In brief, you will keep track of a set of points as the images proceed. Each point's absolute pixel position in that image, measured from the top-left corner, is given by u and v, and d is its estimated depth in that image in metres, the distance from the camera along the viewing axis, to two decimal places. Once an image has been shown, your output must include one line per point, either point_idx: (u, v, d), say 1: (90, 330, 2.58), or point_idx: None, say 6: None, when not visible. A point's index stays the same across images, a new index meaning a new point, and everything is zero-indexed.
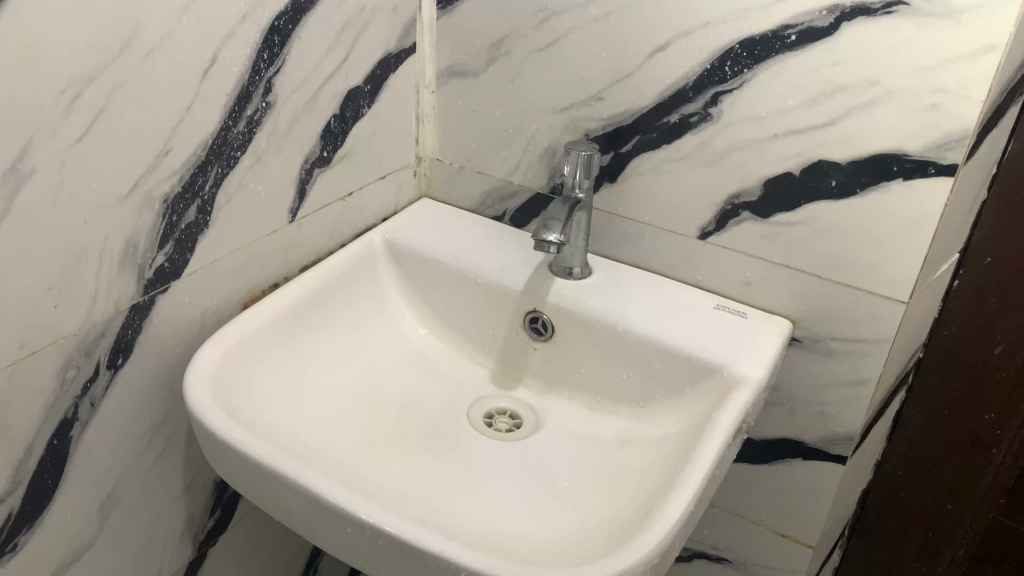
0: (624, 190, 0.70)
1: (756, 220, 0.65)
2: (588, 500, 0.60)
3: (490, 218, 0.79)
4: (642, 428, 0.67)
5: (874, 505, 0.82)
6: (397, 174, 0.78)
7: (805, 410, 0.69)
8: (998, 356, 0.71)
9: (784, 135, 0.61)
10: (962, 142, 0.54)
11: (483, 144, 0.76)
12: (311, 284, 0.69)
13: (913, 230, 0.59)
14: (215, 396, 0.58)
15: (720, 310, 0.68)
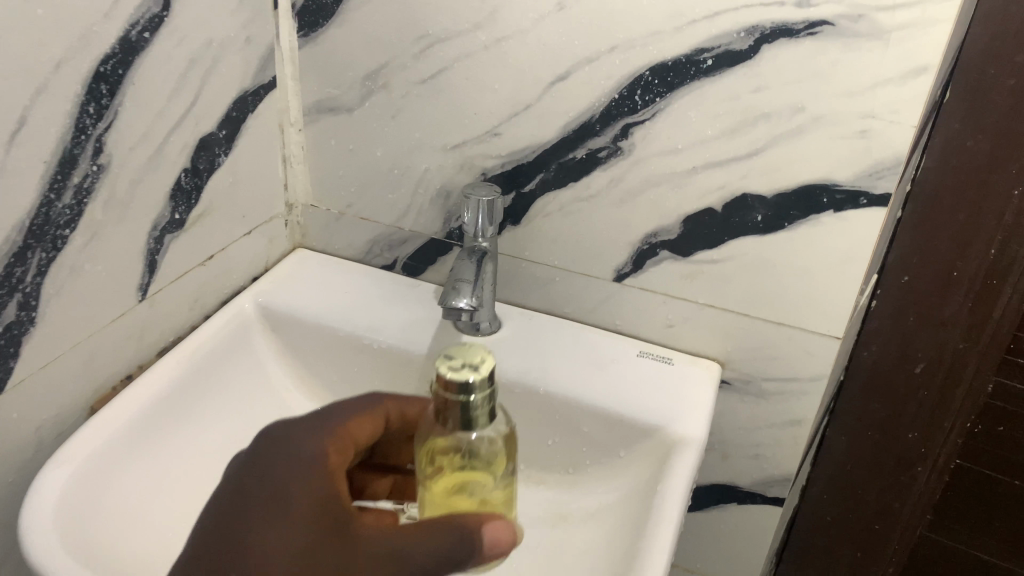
0: (530, 232, 0.63)
1: (676, 259, 0.59)
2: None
3: (379, 267, 0.71)
4: (573, 498, 0.60)
5: (802, 531, 0.79)
6: (265, 226, 0.68)
7: (738, 454, 0.65)
8: (920, 375, 0.68)
9: (704, 168, 0.55)
10: (896, 169, 0.50)
11: (364, 186, 0.67)
12: (177, 372, 0.58)
13: (846, 264, 0.55)
14: (60, 522, 0.47)
15: (644, 357, 0.62)
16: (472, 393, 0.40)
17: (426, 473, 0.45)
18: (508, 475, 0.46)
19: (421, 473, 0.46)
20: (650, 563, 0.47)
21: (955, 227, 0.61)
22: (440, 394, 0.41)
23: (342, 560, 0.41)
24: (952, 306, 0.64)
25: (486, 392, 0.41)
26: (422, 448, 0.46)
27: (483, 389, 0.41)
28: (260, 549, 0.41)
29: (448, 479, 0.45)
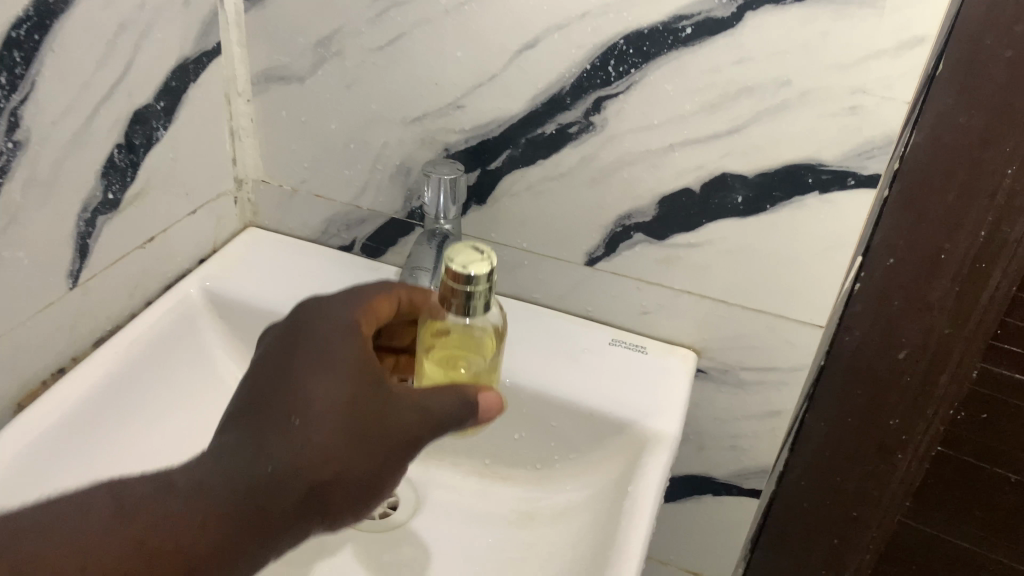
0: (496, 212, 0.59)
1: (651, 242, 0.55)
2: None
3: (336, 248, 0.67)
4: (541, 496, 0.57)
5: (777, 518, 0.77)
6: (212, 205, 0.63)
7: (714, 445, 0.62)
8: (903, 360, 0.65)
9: (680, 146, 0.51)
10: (886, 149, 0.47)
11: (318, 161, 0.62)
12: (122, 359, 0.54)
13: (830, 250, 0.51)
14: (42, 477, 0.48)
15: (616, 345, 0.59)
16: (475, 286, 0.41)
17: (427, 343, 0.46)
18: (498, 368, 0.47)
19: (420, 344, 0.47)
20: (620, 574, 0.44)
21: (944, 207, 0.58)
22: (448, 285, 0.41)
23: (388, 403, 0.40)
24: (939, 290, 0.61)
25: (486, 285, 0.41)
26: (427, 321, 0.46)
27: (485, 284, 0.41)
28: (308, 401, 0.39)
29: (447, 354, 0.46)
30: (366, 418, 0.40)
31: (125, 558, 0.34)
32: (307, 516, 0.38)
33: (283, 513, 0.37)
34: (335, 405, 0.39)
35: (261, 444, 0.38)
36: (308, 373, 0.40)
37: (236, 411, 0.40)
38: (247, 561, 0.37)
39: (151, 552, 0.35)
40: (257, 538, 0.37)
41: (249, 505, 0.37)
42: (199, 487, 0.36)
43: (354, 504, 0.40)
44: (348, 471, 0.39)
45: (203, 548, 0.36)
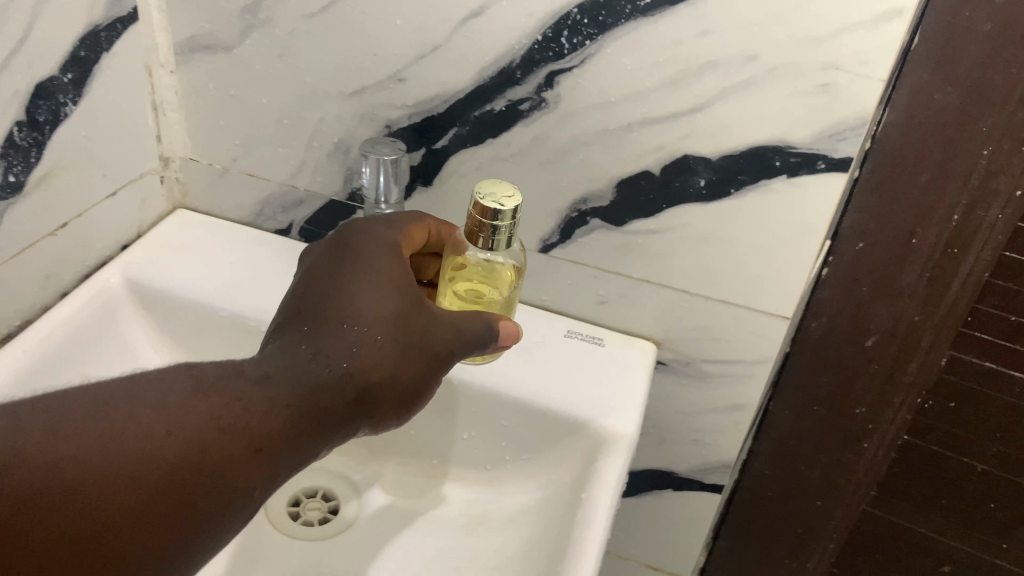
0: (443, 195, 0.55)
1: (609, 229, 0.52)
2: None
3: (273, 231, 0.62)
4: (491, 499, 0.54)
5: (740, 508, 0.75)
6: (136, 185, 0.58)
7: (675, 440, 0.59)
8: (871, 348, 0.62)
9: (640, 125, 0.47)
10: (859, 130, 0.43)
11: (251, 138, 0.58)
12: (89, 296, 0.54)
13: (798, 237, 0.48)
14: None
15: (572, 338, 0.56)
16: (502, 222, 0.44)
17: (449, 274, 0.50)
18: (517, 298, 0.52)
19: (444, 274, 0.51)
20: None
21: (916, 189, 0.54)
22: (476, 219, 0.45)
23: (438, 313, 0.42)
24: (909, 276, 0.58)
25: (510, 220, 0.44)
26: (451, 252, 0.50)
27: (510, 219, 0.44)
28: (359, 307, 0.40)
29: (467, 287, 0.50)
30: (413, 326, 0.41)
31: (204, 431, 0.33)
32: (358, 416, 0.39)
33: (340, 407, 0.38)
34: (384, 312, 0.41)
35: (319, 341, 0.39)
36: (355, 285, 0.41)
37: (283, 322, 0.41)
38: (307, 452, 0.37)
39: (227, 429, 0.34)
40: (318, 427, 0.37)
41: (312, 393, 0.37)
42: (265, 375, 0.37)
43: (398, 408, 0.41)
44: (398, 372, 0.40)
45: (274, 429, 0.35)
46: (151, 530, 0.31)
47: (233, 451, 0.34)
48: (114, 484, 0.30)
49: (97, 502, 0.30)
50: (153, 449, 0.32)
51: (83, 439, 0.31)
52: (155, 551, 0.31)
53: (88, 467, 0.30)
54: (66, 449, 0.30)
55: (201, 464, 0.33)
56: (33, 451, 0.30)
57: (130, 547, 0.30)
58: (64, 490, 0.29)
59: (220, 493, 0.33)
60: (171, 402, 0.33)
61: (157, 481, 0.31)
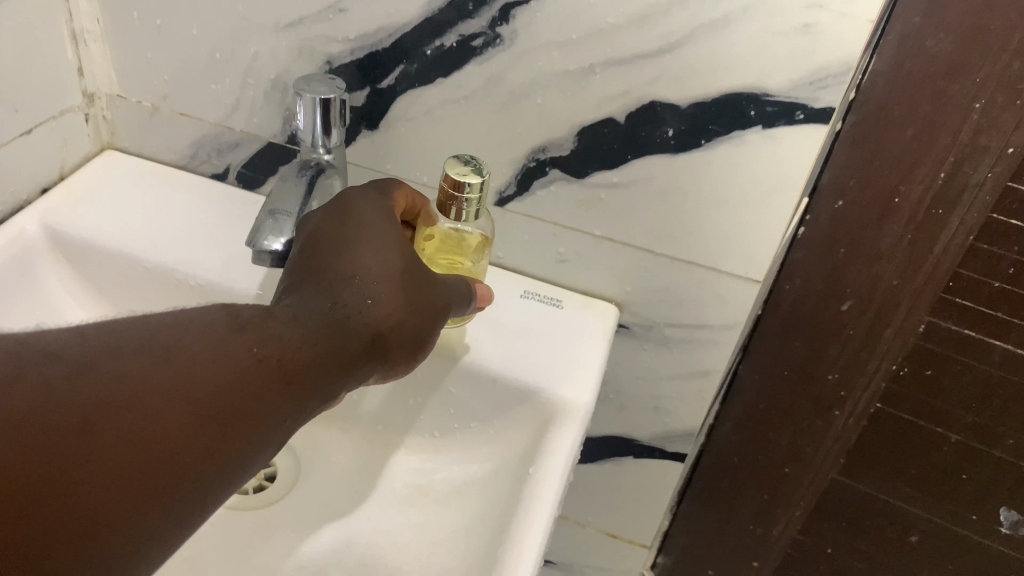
0: (389, 140, 0.50)
1: (568, 181, 0.48)
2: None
3: (209, 176, 0.57)
4: (437, 468, 0.51)
5: (704, 473, 0.72)
6: (56, 123, 0.53)
7: (636, 406, 0.56)
8: (847, 313, 0.59)
9: (604, 67, 0.43)
10: (843, 77, 0.39)
11: (181, 73, 0.52)
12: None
13: (771, 194, 0.44)
14: None
15: (528, 298, 0.52)
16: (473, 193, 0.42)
17: (420, 248, 0.48)
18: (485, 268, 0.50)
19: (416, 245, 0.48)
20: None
21: (902, 145, 0.50)
22: (446, 191, 0.42)
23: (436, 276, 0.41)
24: (890, 239, 0.55)
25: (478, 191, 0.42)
26: (422, 224, 0.47)
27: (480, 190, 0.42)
28: (367, 259, 0.38)
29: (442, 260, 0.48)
30: (419, 279, 0.39)
31: (239, 358, 0.31)
32: (369, 364, 0.36)
33: (356, 351, 0.35)
34: (394, 263, 0.39)
35: (331, 291, 0.36)
36: (360, 235, 0.39)
37: (289, 279, 0.38)
38: (329, 393, 0.34)
39: (261, 357, 0.32)
40: (339, 368, 0.34)
41: (334, 336, 0.34)
42: (291, 317, 0.34)
43: (406, 359, 0.38)
44: (410, 321, 0.38)
45: (305, 363, 0.33)
46: (195, 454, 0.28)
47: (266, 381, 0.31)
48: (164, 404, 0.28)
49: (147, 420, 0.27)
50: (199, 374, 0.30)
51: (132, 360, 0.29)
52: (203, 474, 0.28)
53: (138, 387, 0.28)
54: (116, 371, 0.28)
55: (242, 391, 0.30)
56: (85, 371, 0.28)
57: (174, 461, 0.28)
58: (113, 407, 0.27)
59: (258, 423, 0.31)
60: (210, 331, 0.31)
61: (203, 403, 0.29)
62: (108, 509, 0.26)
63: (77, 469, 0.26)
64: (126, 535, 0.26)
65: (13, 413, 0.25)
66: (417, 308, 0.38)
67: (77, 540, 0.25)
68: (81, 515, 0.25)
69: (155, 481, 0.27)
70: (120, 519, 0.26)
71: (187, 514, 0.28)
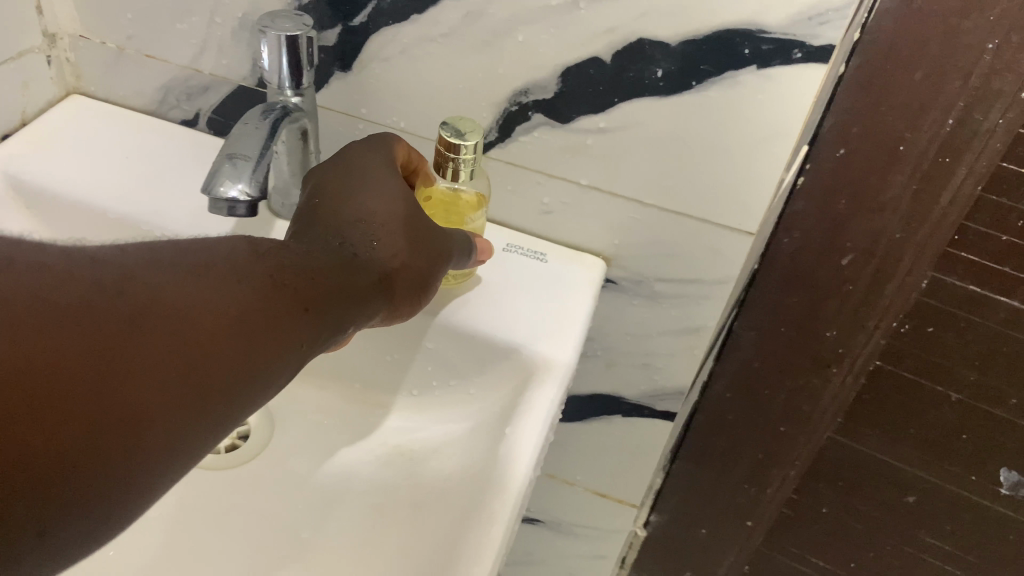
0: (364, 82, 0.47)
1: (552, 126, 0.45)
2: (329, 551, 0.43)
3: (179, 121, 0.55)
4: (416, 427, 0.49)
5: (698, 431, 0.71)
6: (15, 65, 0.50)
7: (625, 363, 0.54)
8: (848, 268, 0.57)
9: (588, 2, 0.40)
10: (845, 11, 0.36)
11: (144, 12, 0.49)
12: None
13: (766, 140, 0.41)
14: None
15: (511, 252, 0.49)
16: (464, 154, 0.41)
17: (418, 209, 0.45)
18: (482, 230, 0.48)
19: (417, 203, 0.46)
20: (474, 567, 0.35)
21: (909, 89, 0.47)
22: (439, 150, 0.41)
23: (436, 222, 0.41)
24: (894, 189, 0.52)
25: (472, 154, 0.41)
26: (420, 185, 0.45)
27: (474, 152, 0.41)
28: (370, 202, 0.38)
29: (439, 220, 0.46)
30: (421, 223, 0.39)
31: (268, 283, 0.30)
32: (380, 299, 0.36)
33: (369, 286, 0.35)
34: (398, 208, 0.39)
35: (338, 231, 0.36)
36: (366, 178, 0.39)
37: (300, 221, 0.38)
38: (341, 327, 0.34)
39: (287, 284, 0.31)
40: (354, 301, 0.34)
41: (347, 269, 0.35)
42: (306, 253, 0.34)
43: (411, 301, 0.39)
44: (415, 263, 0.38)
45: (322, 293, 0.32)
46: (231, 370, 0.27)
47: (293, 306, 0.31)
48: (207, 317, 0.27)
49: (194, 329, 0.26)
50: (230, 294, 0.28)
51: (168, 271, 0.27)
52: (230, 391, 0.27)
53: (177, 297, 0.26)
54: (155, 279, 0.26)
55: (271, 313, 0.29)
56: (127, 274, 0.25)
57: (213, 375, 0.26)
58: (165, 312, 0.26)
59: (282, 347, 0.29)
60: (236, 256, 0.30)
61: (234, 322, 0.28)
62: (145, 412, 0.24)
63: (132, 369, 0.24)
64: (162, 437, 0.25)
65: (62, 301, 0.23)
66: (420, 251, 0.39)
67: (116, 437, 0.23)
68: (121, 413, 0.23)
69: (195, 391, 0.26)
70: (161, 428, 0.25)
71: (215, 428, 0.26)
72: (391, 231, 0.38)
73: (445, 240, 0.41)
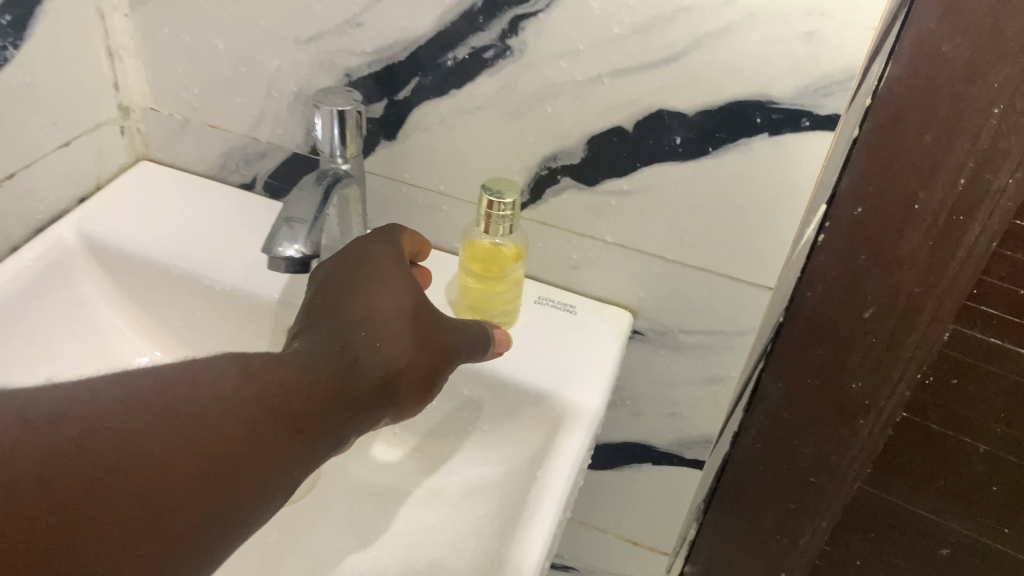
0: (407, 149, 0.51)
1: (580, 188, 0.48)
2: None
3: (237, 185, 0.59)
4: (452, 470, 0.52)
5: (729, 481, 0.72)
6: (92, 135, 0.56)
7: (652, 412, 0.57)
8: (870, 320, 0.59)
9: (611, 76, 0.43)
10: (847, 84, 0.39)
11: (209, 86, 0.54)
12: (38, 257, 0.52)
13: (781, 201, 0.44)
14: None
15: (543, 305, 0.53)
16: (505, 209, 0.44)
17: (468, 264, 0.48)
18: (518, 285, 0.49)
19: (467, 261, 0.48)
20: None
21: (920, 151, 0.50)
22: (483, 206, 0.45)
23: (439, 320, 0.41)
24: (910, 245, 0.54)
25: (512, 202, 0.44)
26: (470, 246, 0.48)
27: (515, 206, 0.44)
28: (377, 302, 0.38)
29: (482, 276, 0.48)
30: (424, 323, 0.40)
31: (251, 410, 0.31)
32: (381, 403, 0.36)
33: (367, 391, 0.35)
34: (405, 304, 0.39)
35: (343, 334, 0.37)
36: (373, 280, 0.39)
37: (305, 322, 0.39)
38: (335, 445, 0.34)
39: (272, 407, 0.32)
40: (349, 411, 0.34)
41: (344, 376, 0.35)
42: (299, 366, 0.34)
43: (419, 399, 0.38)
44: (422, 363, 0.38)
45: (309, 409, 0.33)
46: (203, 508, 0.28)
47: (276, 429, 0.31)
48: (175, 462, 0.28)
49: (161, 475, 0.27)
50: (213, 426, 0.30)
51: (141, 419, 0.28)
52: (206, 529, 0.28)
53: (143, 442, 0.27)
54: (125, 426, 0.28)
55: (252, 441, 0.30)
56: (95, 421, 0.27)
57: (181, 516, 0.27)
58: (131, 463, 0.27)
59: (268, 473, 0.30)
60: (220, 383, 0.31)
61: (208, 457, 0.29)
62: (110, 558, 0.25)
63: (90, 525, 0.25)
64: None
65: (18, 468, 0.25)
66: (423, 350, 0.39)
67: None
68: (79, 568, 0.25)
69: (160, 536, 0.27)
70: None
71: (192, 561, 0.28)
72: (396, 329, 0.38)
73: (447, 337, 0.41)
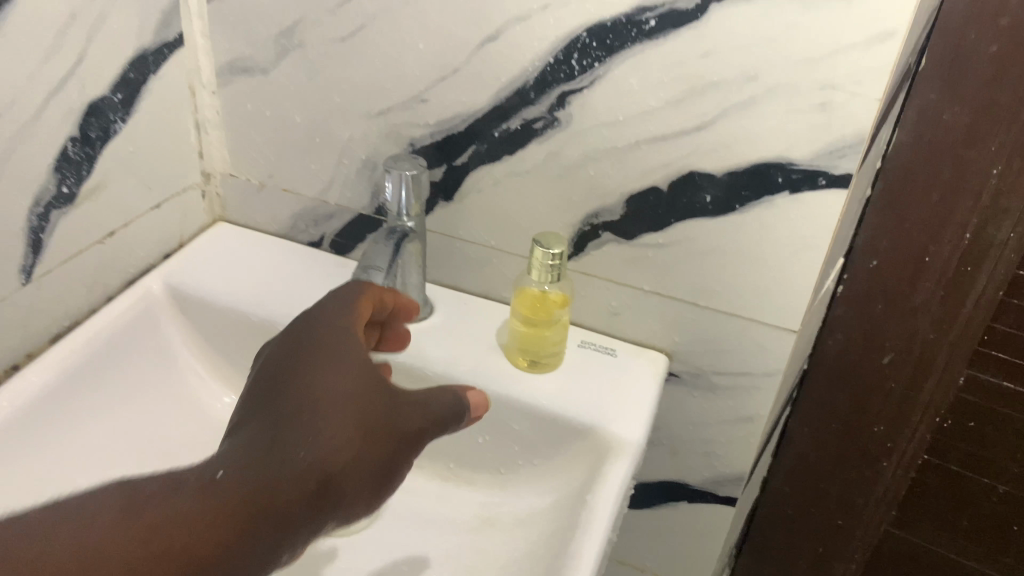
0: (462, 209, 0.57)
1: (619, 242, 0.54)
2: None
3: (305, 243, 0.66)
4: (503, 502, 0.57)
5: (760, 524, 0.75)
6: (178, 198, 0.62)
7: (688, 450, 0.61)
8: (888, 366, 0.63)
9: (648, 142, 0.49)
10: (858, 147, 0.44)
11: (285, 155, 0.61)
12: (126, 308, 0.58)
13: (802, 252, 0.49)
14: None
15: (586, 348, 0.58)
16: (554, 260, 0.50)
17: (519, 308, 0.53)
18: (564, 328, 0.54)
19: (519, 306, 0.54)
20: None
21: (928, 208, 0.55)
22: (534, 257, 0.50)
23: (392, 406, 0.38)
24: (923, 295, 0.59)
25: (559, 252, 0.50)
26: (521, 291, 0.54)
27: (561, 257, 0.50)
28: (316, 395, 0.36)
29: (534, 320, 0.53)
30: (372, 412, 0.37)
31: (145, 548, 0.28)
32: (320, 508, 0.33)
33: (302, 499, 0.32)
34: (347, 394, 0.37)
35: (276, 436, 0.34)
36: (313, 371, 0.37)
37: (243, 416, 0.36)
38: (261, 563, 0.31)
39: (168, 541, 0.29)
40: (277, 526, 0.32)
41: (263, 485, 0.32)
42: (211, 479, 0.31)
43: (367, 497, 0.36)
44: (366, 454, 0.36)
45: (223, 532, 0.30)
46: None
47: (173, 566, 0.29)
48: None
49: None
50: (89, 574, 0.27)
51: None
52: None
53: None
54: None
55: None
56: None
57: None
58: None
59: None
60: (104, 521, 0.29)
61: None
62: None
63: None
64: None
65: None
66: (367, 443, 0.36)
67: None
68: None
69: None
70: None
71: None
72: (336, 425, 0.35)
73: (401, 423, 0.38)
